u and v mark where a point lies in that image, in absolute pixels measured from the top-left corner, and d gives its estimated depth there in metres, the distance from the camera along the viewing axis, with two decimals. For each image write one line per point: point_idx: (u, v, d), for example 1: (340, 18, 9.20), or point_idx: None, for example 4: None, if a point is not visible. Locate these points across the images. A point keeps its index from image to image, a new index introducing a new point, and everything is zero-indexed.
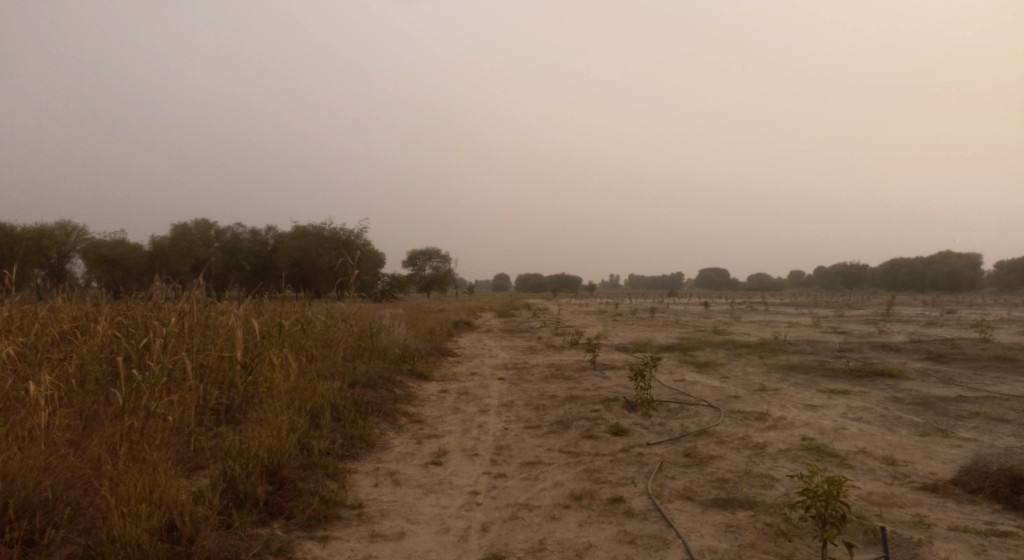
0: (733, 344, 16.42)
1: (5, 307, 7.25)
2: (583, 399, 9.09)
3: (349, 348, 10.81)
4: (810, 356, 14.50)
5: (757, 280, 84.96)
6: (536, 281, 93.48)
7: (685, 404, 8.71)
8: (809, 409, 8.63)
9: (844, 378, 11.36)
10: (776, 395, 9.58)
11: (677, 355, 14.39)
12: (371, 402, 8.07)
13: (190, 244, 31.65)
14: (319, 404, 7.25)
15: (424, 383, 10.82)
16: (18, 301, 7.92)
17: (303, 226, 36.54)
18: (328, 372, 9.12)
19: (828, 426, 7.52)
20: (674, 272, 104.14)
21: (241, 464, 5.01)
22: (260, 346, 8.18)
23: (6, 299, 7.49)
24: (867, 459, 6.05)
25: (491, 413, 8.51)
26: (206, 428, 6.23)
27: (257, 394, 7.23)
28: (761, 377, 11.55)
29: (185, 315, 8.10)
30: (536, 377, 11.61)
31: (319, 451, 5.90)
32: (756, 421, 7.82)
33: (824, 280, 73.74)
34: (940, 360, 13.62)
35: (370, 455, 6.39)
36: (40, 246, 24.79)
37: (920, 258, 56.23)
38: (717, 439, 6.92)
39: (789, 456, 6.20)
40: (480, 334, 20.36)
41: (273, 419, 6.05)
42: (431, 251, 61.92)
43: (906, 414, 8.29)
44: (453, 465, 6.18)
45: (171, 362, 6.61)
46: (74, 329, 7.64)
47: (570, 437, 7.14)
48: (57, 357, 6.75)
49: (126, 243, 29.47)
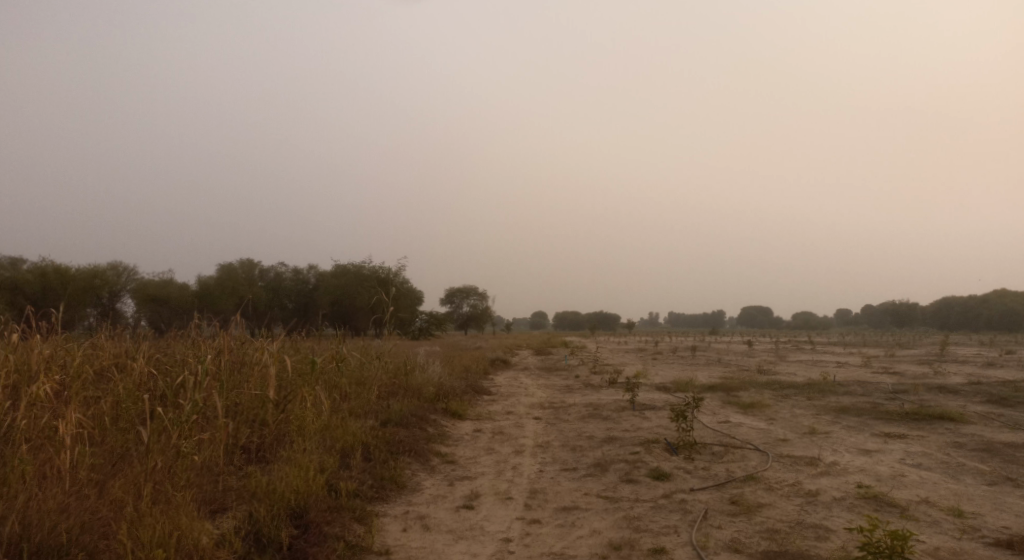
0: (779, 385, 15.79)
1: (48, 343, 7.36)
2: (621, 441, 8.75)
3: (383, 386, 10.71)
4: (861, 397, 13.84)
5: (802, 319, 82.81)
6: (574, 319, 92.98)
7: (729, 447, 8.30)
8: (863, 454, 8.13)
9: (900, 422, 10.74)
10: (826, 439, 9.08)
11: (720, 395, 13.89)
12: (403, 441, 7.91)
13: (235, 283, 32.33)
14: (349, 443, 7.11)
15: (458, 422, 10.61)
16: (63, 338, 8.05)
17: (343, 265, 37.09)
18: (361, 411, 9.00)
19: (886, 473, 7.04)
20: (714, 311, 102.37)
21: (266, 506, 4.90)
22: (293, 384, 8.13)
23: (50, 336, 7.61)
24: (931, 510, 5.59)
25: (526, 454, 8.23)
26: (235, 467, 6.16)
27: (288, 433, 7.15)
28: (810, 419, 11.00)
29: (222, 352, 8.12)
30: (573, 417, 11.29)
31: (347, 493, 5.73)
32: (807, 466, 7.38)
33: (871, 318, 71.43)
34: (1002, 403, 12.83)
35: (400, 497, 6.18)
36: (92, 286, 25.69)
37: (974, 296, 53.99)
38: (766, 485, 6.52)
39: (845, 506, 5.78)
40: (516, 372, 20.09)
41: (302, 460, 5.93)
42: (469, 289, 62.20)
43: (970, 460, 7.73)
44: (486, 510, 5.93)
45: (203, 399, 6.59)
46: (112, 366, 7.73)
47: (608, 481, 6.82)
48: (94, 396, 6.82)
49: (173, 282, 30.32)
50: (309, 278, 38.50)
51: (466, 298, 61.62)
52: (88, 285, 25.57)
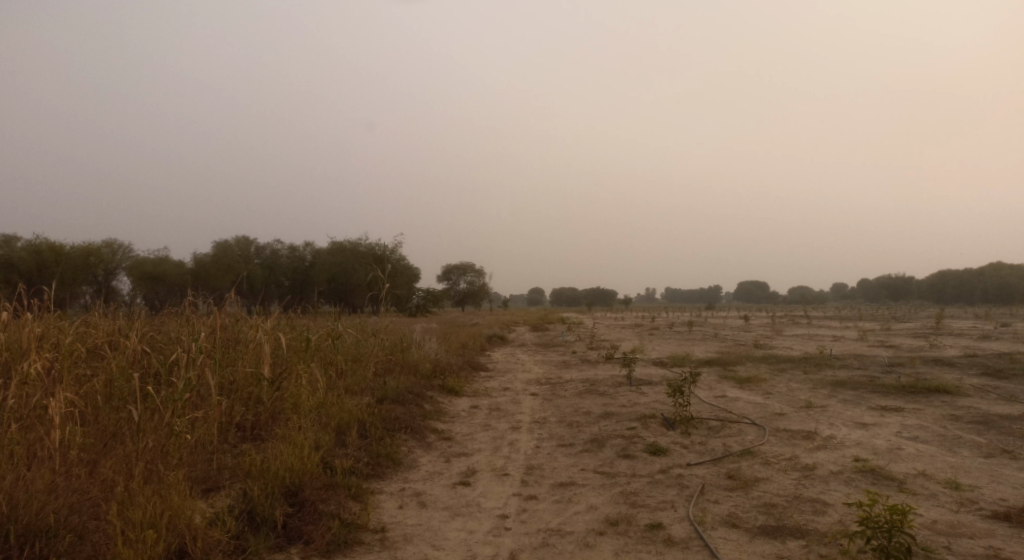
0: (776, 359, 15.81)
1: (39, 322, 7.28)
2: (618, 416, 8.73)
3: (379, 363, 10.66)
4: (857, 371, 13.85)
5: (798, 293, 83.01)
6: (570, 295, 93.06)
7: (726, 422, 8.30)
8: (860, 428, 8.13)
9: (896, 395, 10.74)
10: (823, 413, 9.08)
11: (717, 370, 13.89)
12: (400, 418, 7.87)
13: (231, 261, 32.19)
14: (345, 421, 7.07)
15: (455, 398, 10.59)
16: (55, 316, 7.98)
17: (340, 242, 36.94)
18: (357, 388, 8.97)
19: (883, 447, 7.04)
20: (710, 287, 102.53)
21: (260, 484, 4.87)
22: (288, 362, 8.07)
23: (42, 314, 7.54)
24: (929, 483, 5.57)
25: (522, 431, 8.21)
26: (230, 445, 6.12)
27: (283, 411, 7.10)
28: (807, 393, 11.01)
29: (215, 330, 8.05)
30: (570, 392, 11.28)
31: (342, 471, 5.69)
32: (804, 440, 7.37)
33: (867, 292, 71.63)
34: (998, 376, 12.86)
35: (396, 474, 6.15)
36: (88, 265, 25.53)
37: (969, 270, 54.10)
38: (763, 460, 6.51)
39: (842, 479, 5.77)
40: (514, 348, 20.12)
41: (297, 438, 5.88)
42: (465, 265, 62.13)
43: (967, 433, 7.73)
44: (482, 486, 5.91)
45: (196, 377, 6.53)
46: (106, 344, 7.65)
47: (605, 457, 6.81)
48: (87, 374, 6.76)
49: (169, 260, 30.15)
50: (305, 255, 38.34)
51: (463, 275, 61.53)
52: (83, 263, 25.43)
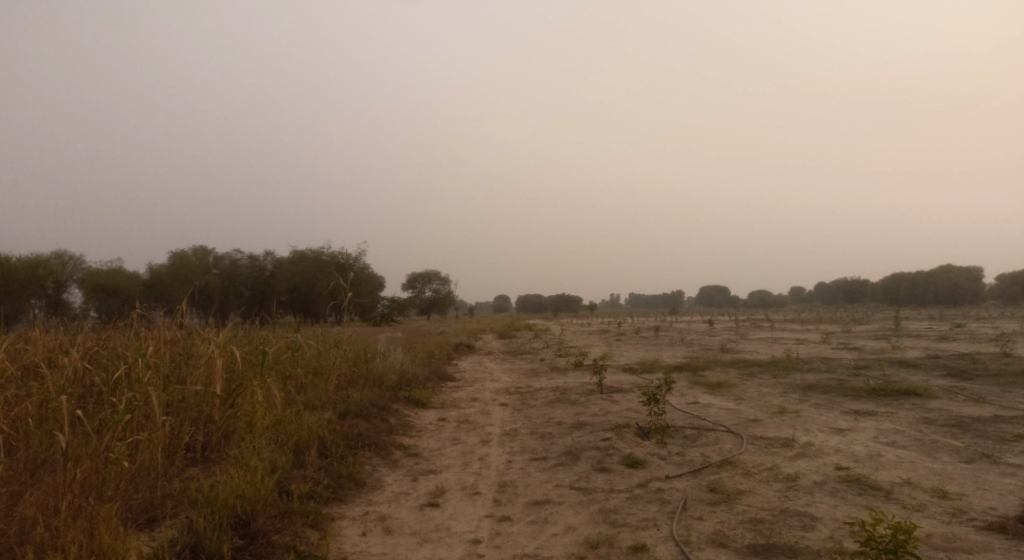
0: (744, 363, 15.75)
1: None
2: (591, 426, 8.43)
3: (342, 376, 10.18)
4: (825, 374, 13.85)
5: (758, 297, 84.45)
6: (537, 301, 93.25)
7: (702, 430, 8.08)
8: (836, 434, 7.99)
9: (867, 399, 10.69)
10: (797, 419, 8.93)
11: (687, 375, 13.75)
12: (363, 434, 7.43)
13: (189, 271, 31.15)
14: (304, 439, 6.63)
15: (421, 411, 10.17)
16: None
17: (302, 251, 36.14)
18: (317, 403, 8.50)
19: (862, 453, 6.88)
20: (674, 292, 103.66)
21: (207, 515, 4.43)
22: (243, 377, 7.59)
23: None
24: (914, 492, 5.41)
25: (493, 444, 7.85)
26: (176, 469, 5.63)
27: (237, 430, 6.63)
28: (779, 398, 10.87)
29: (164, 344, 7.53)
30: (540, 402, 10.94)
31: (300, 497, 5.25)
32: (782, 448, 7.17)
33: (824, 295, 73.21)
34: (963, 377, 12.98)
35: (359, 497, 5.74)
36: (35, 277, 24.29)
37: (921, 271, 55.65)
38: (743, 470, 6.28)
39: (827, 490, 5.56)
40: (481, 357, 19.73)
41: (250, 460, 5.43)
42: (430, 273, 61.57)
43: (943, 437, 7.64)
44: (452, 507, 5.53)
45: (140, 396, 6.02)
46: (43, 361, 7.06)
47: (580, 471, 6.49)
48: (18, 395, 6.21)
49: (123, 271, 29.02)
50: (266, 265, 37.31)
51: (429, 282, 60.96)
52: (31, 275, 24.22)
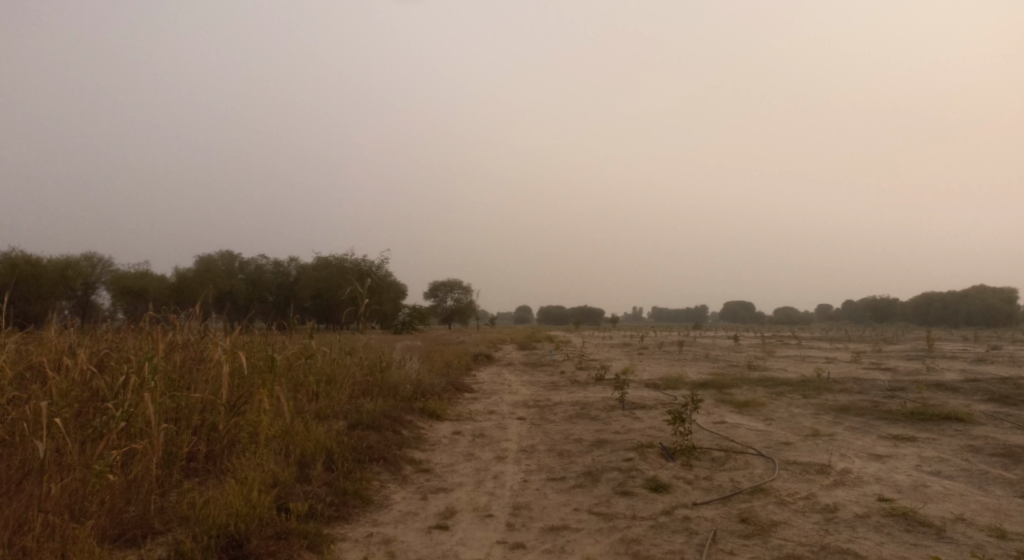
0: (772, 381, 15.14)
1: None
2: (613, 445, 8.00)
3: (356, 385, 9.88)
4: (859, 395, 13.22)
5: (784, 314, 82.83)
6: (558, 313, 92.72)
7: (731, 452, 7.62)
8: (875, 460, 7.49)
9: (905, 423, 10.09)
10: (832, 443, 8.42)
11: (713, 393, 13.22)
12: (373, 447, 7.09)
13: (214, 276, 31.31)
14: (311, 450, 6.34)
15: (436, 423, 9.82)
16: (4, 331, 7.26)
17: (325, 257, 36.24)
18: (328, 413, 8.20)
19: (906, 484, 6.38)
20: (697, 308, 102.24)
21: (195, 538, 4.13)
22: (251, 384, 7.30)
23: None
24: (970, 530, 4.93)
25: (508, 461, 7.48)
26: (172, 481, 5.36)
27: (241, 439, 6.35)
28: (811, 420, 10.33)
29: (175, 348, 7.32)
30: (559, 417, 10.52)
31: (299, 516, 4.93)
32: (818, 475, 6.69)
33: (851, 313, 71.61)
34: (1006, 402, 12.31)
35: (364, 516, 5.40)
36: (65, 279, 24.50)
37: (954, 291, 54.14)
38: (778, 499, 5.82)
39: (871, 525, 5.10)
40: (501, 368, 19.35)
41: (249, 474, 5.13)
42: (453, 282, 61.36)
43: (992, 467, 7.11)
44: (462, 531, 5.16)
45: (139, 403, 5.77)
46: (51, 363, 6.89)
47: (600, 494, 6.09)
48: (18, 398, 6.03)
49: (150, 275, 29.28)
50: (290, 271, 37.48)
51: (450, 292, 60.76)
52: (61, 277, 24.42)
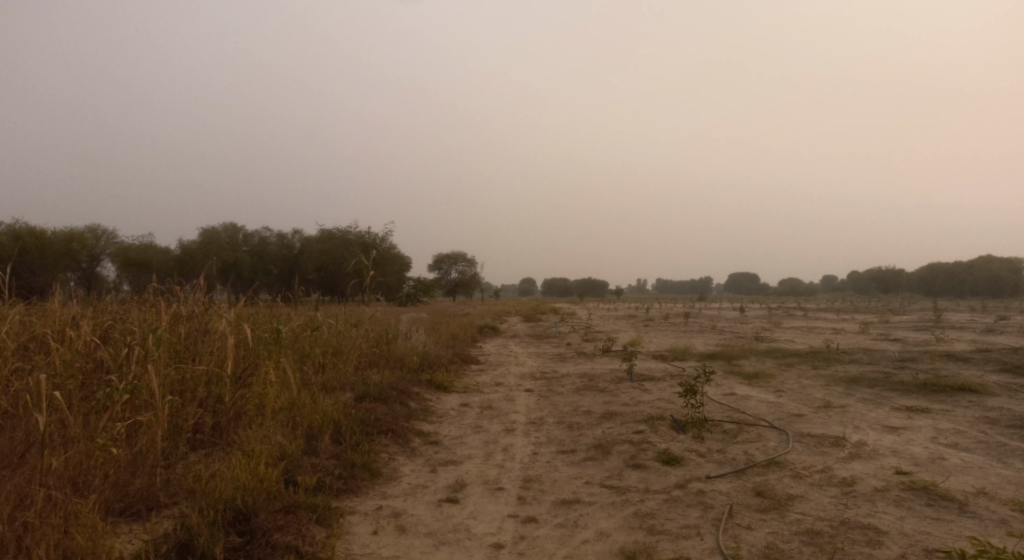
0: (781, 353, 15.02)
1: None
2: (623, 417, 7.90)
3: (362, 357, 9.78)
4: (869, 367, 13.09)
5: (789, 285, 82.55)
6: (563, 285, 92.68)
7: (743, 425, 7.51)
8: (890, 432, 7.37)
9: (917, 395, 9.97)
10: (845, 414, 8.30)
11: (721, 364, 13.11)
12: (381, 419, 6.99)
13: (219, 248, 31.18)
14: (318, 423, 6.23)
15: (444, 395, 9.75)
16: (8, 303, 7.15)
17: (329, 230, 36.06)
18: (334, 385, 8.10)
19: (923, 456, 6.26)
20: (702, 279, 102.02)
21: (201, 512, 4.04)
22: (257, 356, 7.18)
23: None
24: (993, 505, 4.81)
25: (517, 433, 7.39)
26: (178, 453, 5.27)
27: (247, 412, 6.25)
28: (822, 392, 10.22)
29: (180, 319, 7.21)
30: (567, 389, 10.42)
31: (307, 489, 4.84)
32: (833, 448, 6.58)
33: (857, 284, 71.25)
34: (1019, 373, 12.18)
35: (373, 489, 5.31)
36: (70, 251, 24.29)
37: (961, 261, 53.76)
38: (793, 472, 5.71)
39: (891, 499, 4.99)
40: (506, 340, 19.26)
41: (255, 447, 5.04)
42: (458, 254, 61.19)
43: (1010, 439, 6.99)
44: (473, 505, 5.07)
45: (143, 375, 5.66)
46: (55, 335, 6.78)
47: (611, 467, 5.99)
48: (22, 369, 5.93)
49: (154, 247, 29.13)
50: (294, 243, 37.33)
51: (455, 264, 60.40)
52: (65, 248, 24.20)
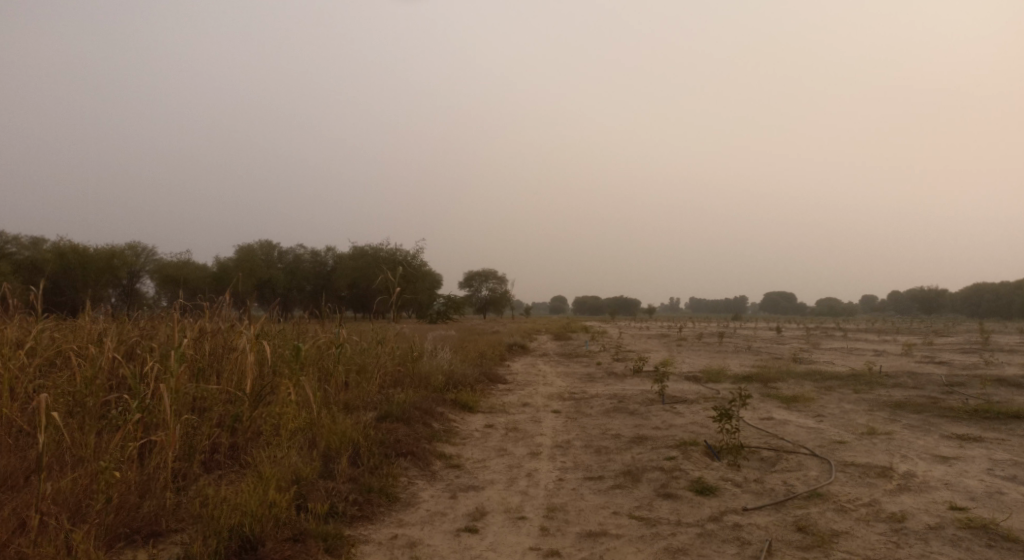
0: (820, 375, 14.40)
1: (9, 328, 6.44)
2: (653, 442, 7.56)
3: (387, 375, 9.61)
4: (914, 391, 12.47)
5: (826, 305, 80.61)
6: (594, 303, 92.07)
7: (782, 452, 7.10)
8: (941, 462, 6.90)
9: (968, 422, 9.37)
10: (891, 442, 7.83)
11: (757, 387, 12.62)
12: (402, 441, 6.78)
13: (254, 265, 31.54)
14: (336, 444, 6.05)
15: (468, 416, 9.51)
16: (36, 318, 7.11)
17: (362, 248, 36.32)
18: (355, 405, 7.92)
19: (979, 490, 5.80)
20: (736, 299, 100.33)
21: (204, 542, 3.87)
22: (278, 374, 7.04)
23: (13, 319, 6.68)
24: None
25: (542, 457, 7.10)
26: (190, 475, 5.13)
27: (265, 432, 6.11)
28: (865, 417, 9.71)
29: (202, 335, 7.10)
30: (596, 411, 10.10)
31: (319, 516, 4.65)
32: (880, 479, 6.15)
33: (898, 304, 69.19)
34: None
35: (389, 515, 5.10)
36: (110, 267, 24.63)
37: (1008, 281, 51.68)
38: (837, 506, 5.32)
39: (947, 538, 4.59)
40: (534, 358, 18.96)
41: (268, 470, 4.88)
42: (488, 272, 61.23)
43: None
44: (494, 535, 4.81)
45: (159, 393, 5.54)
46: (80, 351, 6.72)
47: (641, 496, 5.68)
48: (42, 386, 5.87)
49: (191, 264, 29.56)
50: (327, 261, 37.64)
51: (484, 282, 60.42)
52: (106, 265, 24.50)
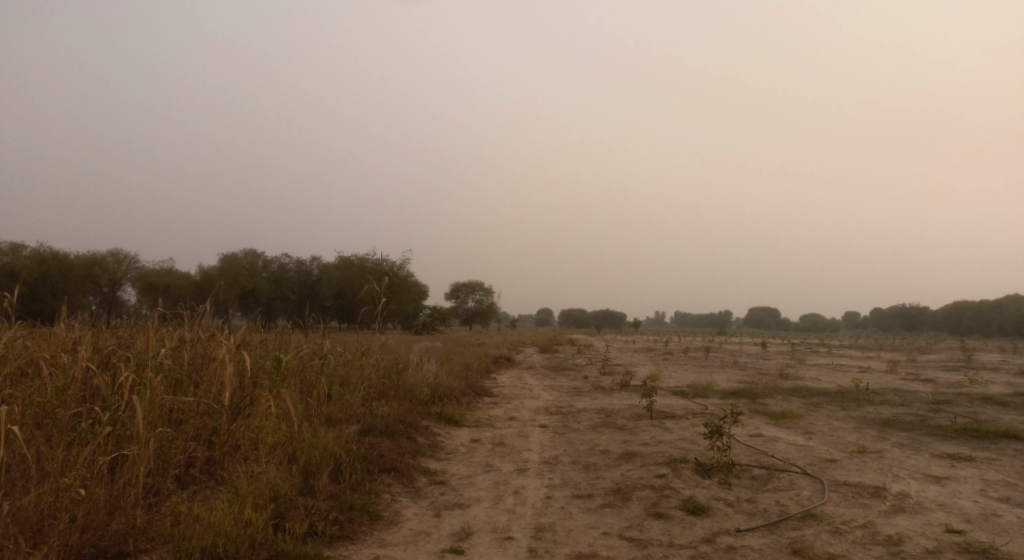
0: (807, 392, 14.34)
1: None
2: (642, 458, 7.41)
3: (371, 386, 9.39)
4: (901, 408, 12.42)
5: (810, 321, 81.22)
6: (580, 316, 92.16)
7: (773, 470, 6.97)
8: (933, 482, 6.81)
9: (957, 441, 9.30)
10: (881, 461, 7.73)
11: (745, 403, 12.51)
12: (386, 456, 6.57)
13: (238, 273, 31.16)
14: (317, 459, 5.84)
15: (454, 430, 9.30)
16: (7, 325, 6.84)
17: (348, 257, 36.04)
18: (338, 418, 7.71)
19: (974, 512, 5.70)
20: (721, 314, 100.86)
21: None
22: (258, 386, 6.82)
23: None
24: None
25: (530, 474, 6.93)
26: (162, 490, 4.90)
27: (243, 446, 5.88)
28: (855, 434, 9.63)
29: (180, 343, 6.86)
30: (584, 426, 9.93)
31: (297, 536, 4.45)
32: (873, 499, 6.04)
33: (881, 321, 69.83)
34: None
35: (371, 535, 4.90)
36: (90, 275, 24.20)
37: (988, 300, 52.33)
38: (832, 527, 5.19)
39: None
40: (521, 371, 18.80)
41: (244, 486, 4.67)
42: (475, 284, 61.07)
43: None
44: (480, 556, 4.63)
45: (133, 404, 5.32)
46: (52, 358, 6.47)
47: (631, 515, 5.52)
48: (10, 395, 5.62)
49: (174, 272, 29.19)
50: (313, 271, 37.30)
51: (471, 293, 60.28)
52: (87, 273, 24.08)
